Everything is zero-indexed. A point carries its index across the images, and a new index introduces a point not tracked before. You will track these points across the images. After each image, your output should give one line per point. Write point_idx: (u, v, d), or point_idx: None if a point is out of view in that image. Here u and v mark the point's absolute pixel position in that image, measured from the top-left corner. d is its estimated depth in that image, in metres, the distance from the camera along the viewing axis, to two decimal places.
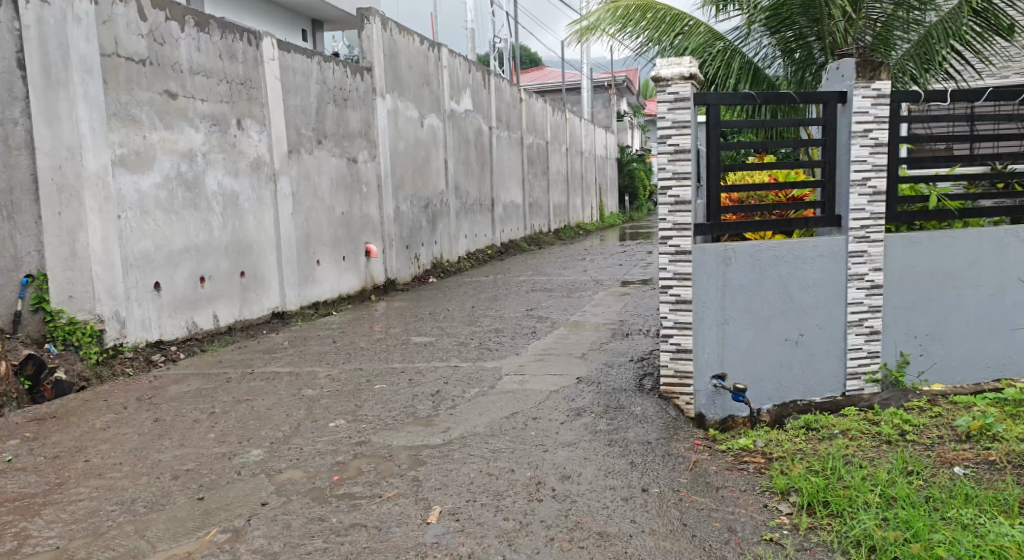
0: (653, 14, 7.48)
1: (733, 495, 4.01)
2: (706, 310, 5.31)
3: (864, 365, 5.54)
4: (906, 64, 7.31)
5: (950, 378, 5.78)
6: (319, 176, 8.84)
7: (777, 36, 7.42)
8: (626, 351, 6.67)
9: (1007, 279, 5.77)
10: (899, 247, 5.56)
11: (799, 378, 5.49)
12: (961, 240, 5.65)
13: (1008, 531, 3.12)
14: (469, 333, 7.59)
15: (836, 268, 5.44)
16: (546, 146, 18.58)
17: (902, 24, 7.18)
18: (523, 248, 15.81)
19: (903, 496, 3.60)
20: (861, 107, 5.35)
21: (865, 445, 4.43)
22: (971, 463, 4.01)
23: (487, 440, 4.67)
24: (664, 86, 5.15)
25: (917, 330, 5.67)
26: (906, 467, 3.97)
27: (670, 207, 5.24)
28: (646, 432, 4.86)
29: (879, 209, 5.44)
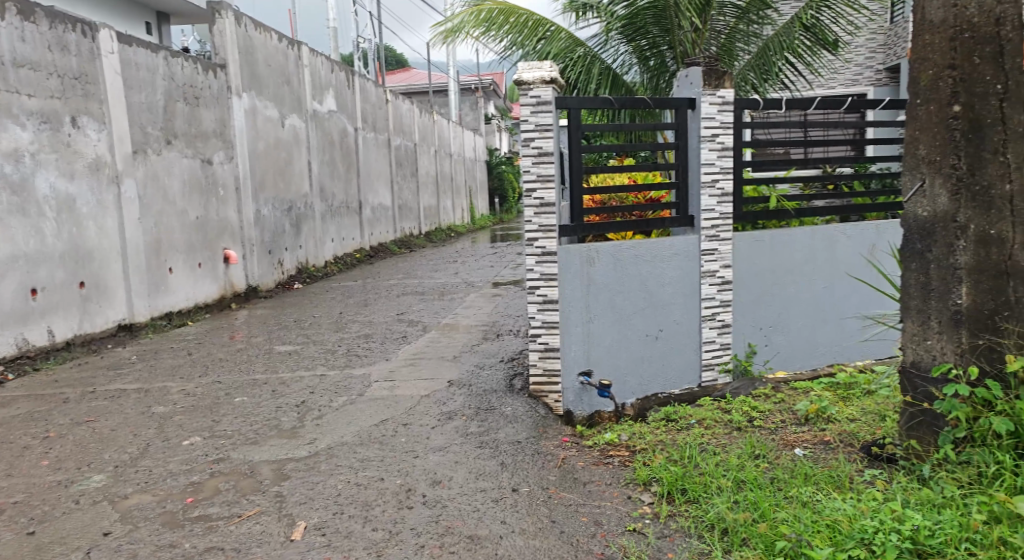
0: (516, 18, 7.55)
1: (599, 489, 4.13)
2: (572, 309, 5.42)
3: (717, 357, 5.86)
4: (747, 74, 7.85)
5: (791, 365, 6.25)
6: (169, 177, 8.32)
7: (633, 44, 7.73)
8: (497, 352, 6.73)
9: (838, 273, 6.30)
10: (745, 246, 5.94)
11: (659, 371, 5.73)
12: (797, 238, 6.11)
13: (840, 505, 3.39)
14: (336, 339, 7.39)
15: (690, 265, 5.73)
16: (414, 148, 18.44)
17: (743, 36, 7.65)
18: (393, 252, 15.61)
19: (750, 479, 3.83)
20: (708, 113, 5.68)
21: (718, 433, 4.69)
22: (810, 444, 4.33)
23: (355, 449, 4.55)
24: (526, 89, 5.21)
25: (762, 322, 6.08)
26: (754, 451, 4.24)
27: (536, 209, 5.31)
28: (516, 432, 4.91)
29: (727, 209, 5.80)
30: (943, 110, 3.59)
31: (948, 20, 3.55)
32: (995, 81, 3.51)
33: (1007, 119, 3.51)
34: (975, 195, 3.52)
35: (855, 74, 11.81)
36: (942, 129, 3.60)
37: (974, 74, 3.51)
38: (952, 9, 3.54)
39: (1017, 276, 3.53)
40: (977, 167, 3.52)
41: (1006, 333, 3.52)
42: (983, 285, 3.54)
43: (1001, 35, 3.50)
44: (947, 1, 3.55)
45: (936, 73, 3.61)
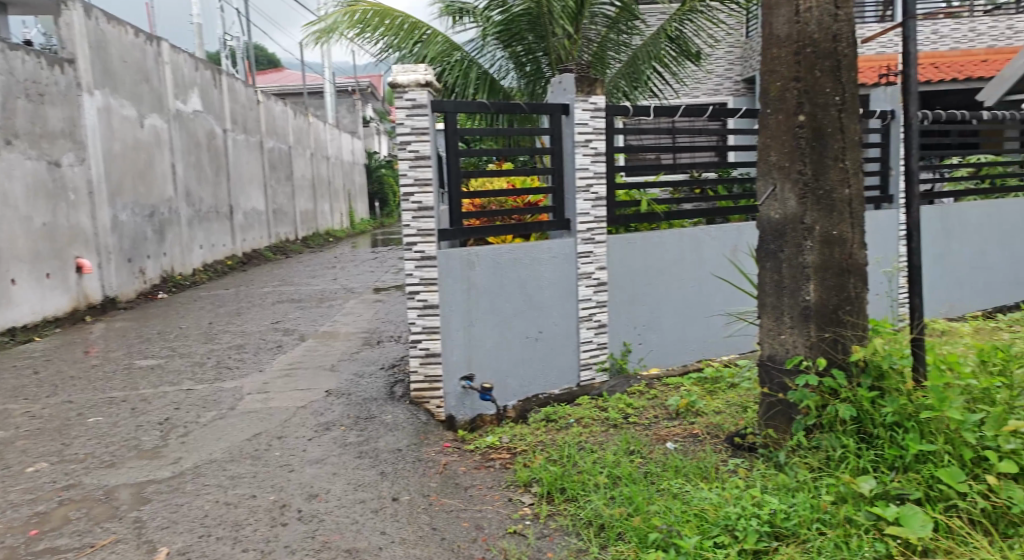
0: (391, 21, 7.49)
1: (480, 493, 4.12)
2: (452, 313, 5.36)
3: (595, 357, 6.01)
4: (619, 81, 8.09)
5: (664, 362, 6.49)
6: (8, 181, 7.63)
7: (509, 49, 7.78)
8: (377, 359, 6.60)
9: (703, 273, 6.63)
10: (618, 248, 6.14)
11: (539, 372, 5.78)
12: (667, 239, 6.38)
13: (707, 494, 3.55)
14: (205, 351, 7.01)
15: (567, 267, 5.86)
16: (289, 150, 17.85)
17: (614, 45, 7.93)
18: (268, 258, 15.02)
19: (625, 475, 3.94)
20: (581, 119, 5.83)
21: (596, 431, 4.80)
22: (680, 438, 4.50)
23: (224, 466, 4.33)
24: (401, 92, 5.15)
25: (636, 321, 6.29)
26: (629, 447, 4.36)
27: (414, 213, 5.24)
28: (396, 440, 4.83)
29: (601, 213, 5.98)
30: (790, 119, 3.84)
31: (792, 36, 3.82)
32: (834, 93, 3.80)
33: (844, 129, 3.82)
34: (820, 198, 3.80)
35: (716, 84, 12.45)
36: (790, 137, 3.85)
37: (816, 86, 3.79)
38: (795, 26, 3.81)
39: (855, 273, 3.87)
40: (821, 173, 3.81)
41: (847, 327, 3.85)
42: (828, 282, 3.83)
43: (838, 51, 3.79)
44: (792, 18, 3.81)
45: (783, 84, 3.86)
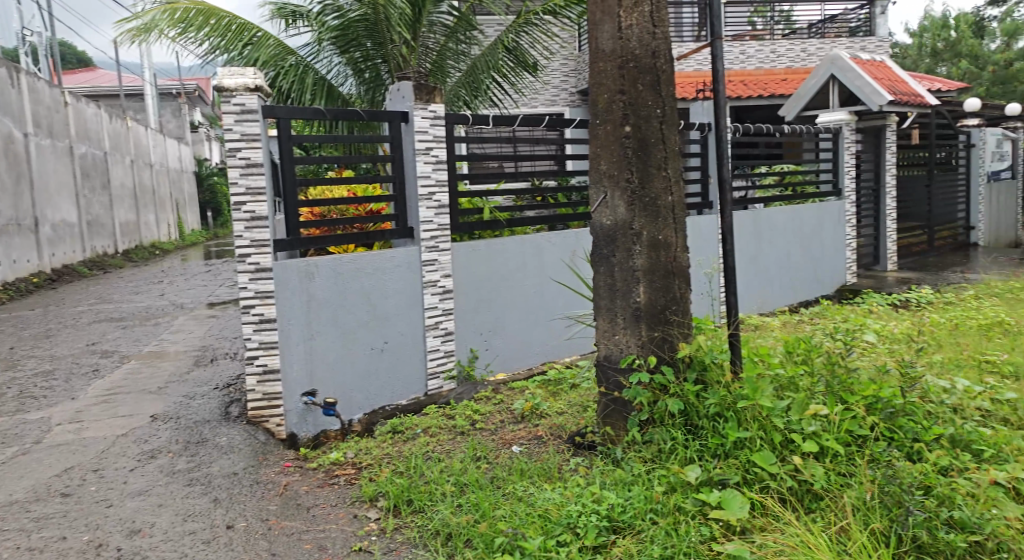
0: (216, 21, 7.10)
1: (324, 512, 3.98)
2: (292, 327, 5.13)
3: (442, 365, 5.99)
4: (459, 91, 8.18)
5: (510, 367, 6.57)
6: None
7: (346, 55, 7.63)
8: (210, 379, 6.19)
9: (545, 278, 6.81)
10: (463, 255, 6.18)
11: (385, 384, 5.68)
12: (510, 246, 6.50)
13: (550, 494, 3.64)
14: (6, 380, 6.28)
15: (411, 276, 5.81)
16: (104, 156, 16.43)
17: (453, 54, 8.00)
18: (83, 274, 13.74)
19: (472, 481, 3.95)
20: (421, 126, 5.81)
21: (443, 439, 4.79)
22: (525, 440, 4.59)
23: (29, 508, 3.89)
24: (228, 96, 4.88)
25: (482, 327, 6.34)
26: (476, 453, 4.38)
27: (247, 223, 4.95)
28: (232, 463, 4.57)
29: (444, 221, 5.99)
30: (617, 130, 4.03)
31: (616, 51, 4.02)
32: (655, 106, 4.03)
33: (665, 140, 4.06)
34: (647, 205, 4.02)
35: (553, 95, 12.89)
36: (618, 146, 4.03)
37: (639, 99, 4.01)
38: (618, 41, 4.01)
39: (679, 274, 4.12)
40: (646, 182, 4.02)
41: (673, 326, 4.09)
42: (656, 284, 4.05)
43: (658, 66, 4.03)
44: (615, 34, 4.02)
45: (609, 97, 4.05)
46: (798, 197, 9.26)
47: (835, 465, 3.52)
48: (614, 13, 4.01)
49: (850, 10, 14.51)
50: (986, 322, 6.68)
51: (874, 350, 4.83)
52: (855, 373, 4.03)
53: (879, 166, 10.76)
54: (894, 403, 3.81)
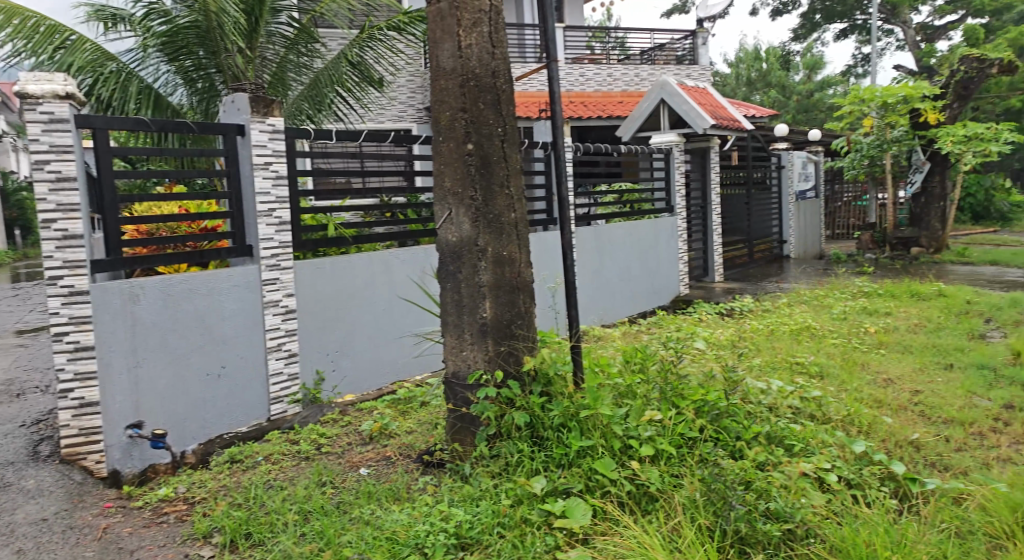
0: (20, 21, 6.22)
1: (151, 554, 3.68)
2: (114, 354, 4.72)
3: (286, 389, 5.74)
4: (301, 104, 7.90)
5: (358, 388, 6.40)
6: None
7: (175, 63, 7.19)
8: (16, 415, 5.56)
9: (394, 295, 6.71)
10: (307, 273, 5.97)
11: (223, 411, 5.36)
12: (356, 263, 6.35)
13: (397, 516, 3.57)
14: None
15: (251, 296, 5.53)
16: None
17: (294, 66, 7.75)
18: None
19: (317, 508, 3.81)
20: (258, 140, 5.58)
21: (286, 466, 4.58)
22: (373, 462, 4.48)
23: None
24: (33, 103, 4.42)
25: (328, 347, 6.15)
26: (320, 479, 4.22)
27: (58, 242, 4.51)
28: (41, 508, 4.12)
29: (286, 238, 5.77)
30: (460, 147, 4.06)
31: (456, 69, 4.06)
32: (496, 125, 4.11)
33: (507, 158, 4.15)
34: (491, 222, 4.08)
35: (400, 111, 12.81)
36: (461, 164, 4.07)
37: (480, 118, 4.07)
38: (459, 60, 4.06)
39: (523, 289, 4.20)
40: (489, 199, 4.09)
41: (519, 340, 4.16)
42: (501, 299, 4.11)
43: (497, 86, 4.12)
44: (455, 52, 4.06)
45: (451, 114, 4.08)
46: (636, 213, 9.75)
47: (668, 466, 3.74)
48: (453, 32, 4.06)
49: (676, 39, 15.58)
50: (797, 327, 7.36)
51: (703, 357, 5.16)
52: (685, 378, 4.31)
53: (706, 185, 11.58)
54: (719, 405, 4.13)
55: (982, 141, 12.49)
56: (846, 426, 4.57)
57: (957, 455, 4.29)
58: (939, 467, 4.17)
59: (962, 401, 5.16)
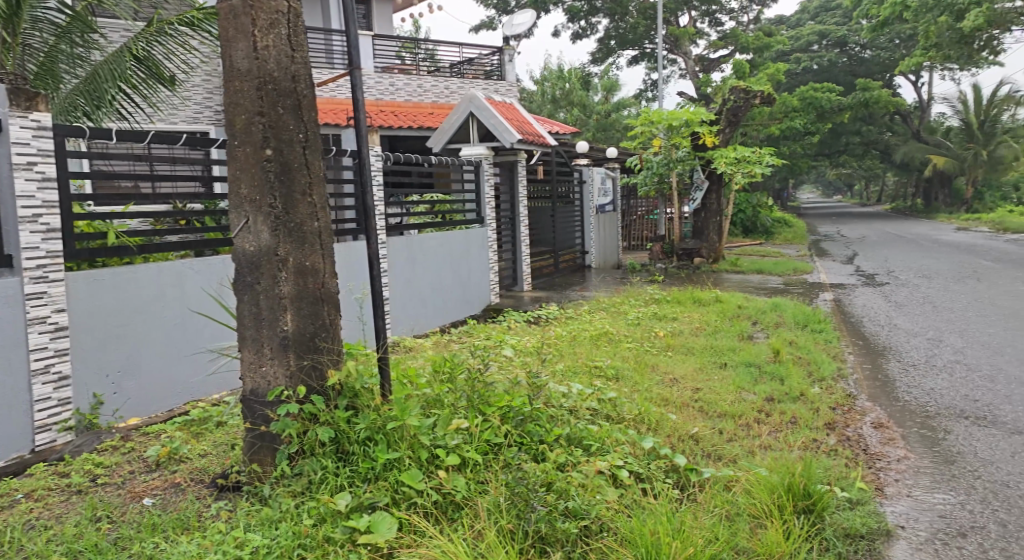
0: None
1: None
2: None
3: (55, 416, 5.10)
4: (76, 100, 7.13)
5: (145, 410, 5.86)
6: None
7: None
8: None
9: (188, 308, 6.22)
10: (82, 285, 5.39)
11: None
12: (143, 274, 5.84)
13: (186, 547, 3.32)
14: None
15: (9, 313, 4.91)
16: None
17: (66, 57, 7.03)
18: None
19: (89, 547, 3.44)
20: (19, 138, 4.98)
21: (52, 502, 4.09)
22: (159, 491, 4.12)
23: None
24: None
25: (109, 368, 5.59)
26: (95, 514, 3.81)
27: None
28: None
29: (54, 246, 5.15)
30: (257, 152, 3.87)
31: (252, 71, 3.87)
32: (296, 131, 3.97)
33: (309, 165, 4.01)
34: (291, 231, 3.93)
35: (195, 112, 11.99)
36: (259, 170, 3.88)
37: (279, 123, 3.91)
38: (254, 61, 3.87)
39: (328, 301, 4.08)
40: (290, 207, 3.93)
41: (323, 353, 4.02)
42: (304, 311, 3.96)
43: (297, 91, 3.98)
44: (250, 53, 3.87)
45: (248, 118, 3.88)
46: (447, 224, 9.83)
47: (474, 473, 3.81)
48: (248, 32, 3.87)
49: (485, 55, 16.00)
50: (596, 333, 7.81)
51: (510, 363, 5.30)
52: (491, 386, 4.41)
53: (514, 198, 11.94)
54: (524, 410, 4.29)
55: (749, 163, 14.02)
56: (637, 425, 4.91)
57: (729, 444, 4.77)
58: (714, 457, 4.60)
59: (734, 396, 5.75)
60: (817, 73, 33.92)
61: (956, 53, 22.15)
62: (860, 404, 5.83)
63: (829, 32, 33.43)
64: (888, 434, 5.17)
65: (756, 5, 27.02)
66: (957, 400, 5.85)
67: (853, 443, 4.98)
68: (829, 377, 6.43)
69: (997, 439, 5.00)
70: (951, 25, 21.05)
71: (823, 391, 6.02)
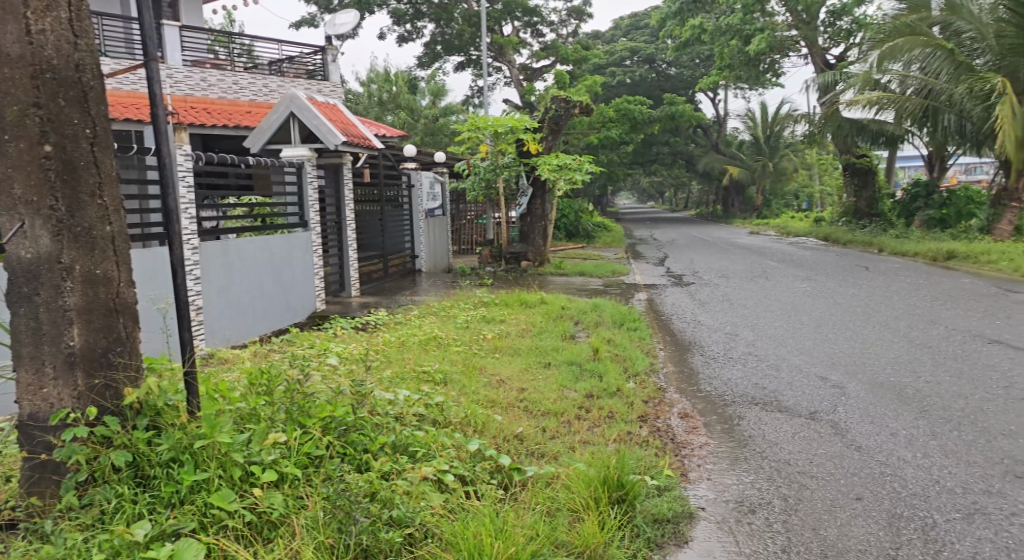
0: None
1: None
2: None
3: None
4: None
5: None
6: None
7: None
8: None
9: None
10: None
11: None
12: None
13: None
14: None
15: None
16: None
17: None
18: None
19: None
20: None
21: None
22: None
23: None
24: None
25: None
26: None
27: None
28: None
29: None
30: (34, 148, 3.47)
31: (25, 57, 3.46)
32: (81, 126, 3.60)
33: (99, 164, 3.66)
34: (77, 236, 3.56)
35: None
36: (36, 167, 3.47)
37: (60, 116, 3.53)
38: (28, 46, 3.46)
39: (123, 312, 3.73)
40: (75, 210, 3.56)
41: (118, 369, 3.67)
42: (94, 324, 3.60)
43: (83, 82, 3.62)
44: (22, 37, 3.46)
45: (20, 109, 3.46)
46: (267, 228, 9.37)
47: (293, 489, 3.66)
48: (19, 13, 3.46)
49: (306, 54, 15.47)
50: (425, 337, 7.77)
51: (334, 371, 5.14)
52: (312, 396, 4.26)
53: (340, 201, 11.62)
54: (346, 420, 4.18)
55: (570, 170, 14.61)
56: (463, 428, 4.93)
57: (551, 442, 4.92)
58: (536, 455, 4.73)
59: (556, 394, 5.94)
60: (630, 86, 36.09)
61: (745, 73, 24.47)
62: (669, 396, 6.26)
63: (639, 49, 35.69)
64: (691, 423, 5.59)
65: (573, 19, 28.25)
66: (750, 388, 6.45)
67: (662, 434, 5.33)
68: (642, 372, 6.84)
69: (781, 422, 5.55)
70: (741, 48, 23.21)
71: (637, 386, 6.40)
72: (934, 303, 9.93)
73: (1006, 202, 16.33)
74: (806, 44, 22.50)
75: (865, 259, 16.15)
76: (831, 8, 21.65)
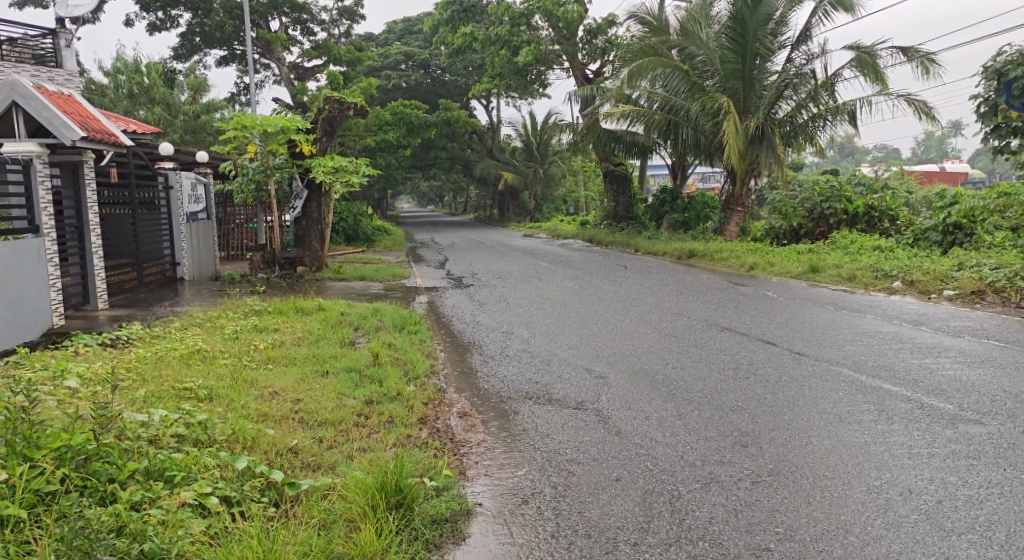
0: None
1: None
2: None
3: None
4: None
5: None
6: None
7: None
8: None
9: None
10: None
11: None
12: None
13: None
14: None
15: None
16: None
17: None
18: None
19: None
20: None
21: None
22: None
23: None
24: None
25: None
26: None
27: None
28: None
29: None
30: None
31: None
32: None
33: None
34: None
35: None
36: None
37: None
38: None
39: None
40: None
41: None
42: None
43: None
44: None
45: None
46: None
47: (16, 534, 3.24)
48: None
49: (33, 36, 13.62)
50: (187, 351, 7.17)
51: (74, 395, 4.56)
52: (42, 425, 3.76)
53: (80, 204, 10.36)
54: (87, 448, 3.72)
55: (346, 173, 14.31)
56: (229, 445, 4.61)
57: (328, 452, 4.76)
58: (311, 467, 4.55)
59: (334, 402, 5.76)
60: (406, 90, 36.28)
61: (515, 82, 25.64)
62: (448, 397, 6.36)
63: (413, 54, 36.05)
64: (469, 422, 5.71)
65: (346, 19, 27.78)
66: (523, 383, 6.75)
67: (441, 434, 5.39)
68: (423, 374, 6.87)
69: (552, 414, 5.87)
70: (509, 58, 24.25)
71: (417, 388, 6.40)
72: (680, 298, 11.06)
73: (733, 207, 18.66)
74: (568, 58, 24.05)
75: (624, 259, 17.58)
76: (588, 27, 23.34)
